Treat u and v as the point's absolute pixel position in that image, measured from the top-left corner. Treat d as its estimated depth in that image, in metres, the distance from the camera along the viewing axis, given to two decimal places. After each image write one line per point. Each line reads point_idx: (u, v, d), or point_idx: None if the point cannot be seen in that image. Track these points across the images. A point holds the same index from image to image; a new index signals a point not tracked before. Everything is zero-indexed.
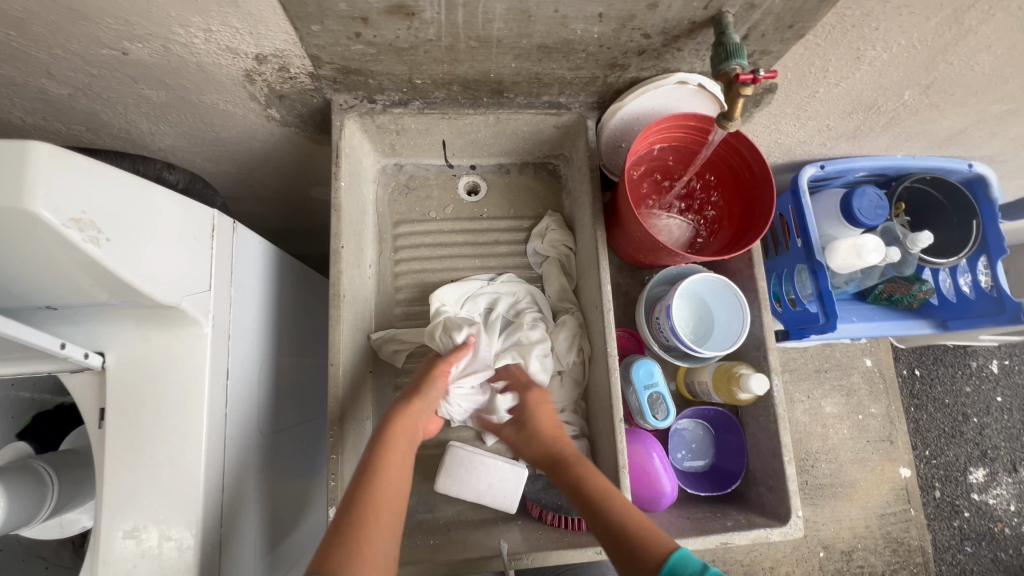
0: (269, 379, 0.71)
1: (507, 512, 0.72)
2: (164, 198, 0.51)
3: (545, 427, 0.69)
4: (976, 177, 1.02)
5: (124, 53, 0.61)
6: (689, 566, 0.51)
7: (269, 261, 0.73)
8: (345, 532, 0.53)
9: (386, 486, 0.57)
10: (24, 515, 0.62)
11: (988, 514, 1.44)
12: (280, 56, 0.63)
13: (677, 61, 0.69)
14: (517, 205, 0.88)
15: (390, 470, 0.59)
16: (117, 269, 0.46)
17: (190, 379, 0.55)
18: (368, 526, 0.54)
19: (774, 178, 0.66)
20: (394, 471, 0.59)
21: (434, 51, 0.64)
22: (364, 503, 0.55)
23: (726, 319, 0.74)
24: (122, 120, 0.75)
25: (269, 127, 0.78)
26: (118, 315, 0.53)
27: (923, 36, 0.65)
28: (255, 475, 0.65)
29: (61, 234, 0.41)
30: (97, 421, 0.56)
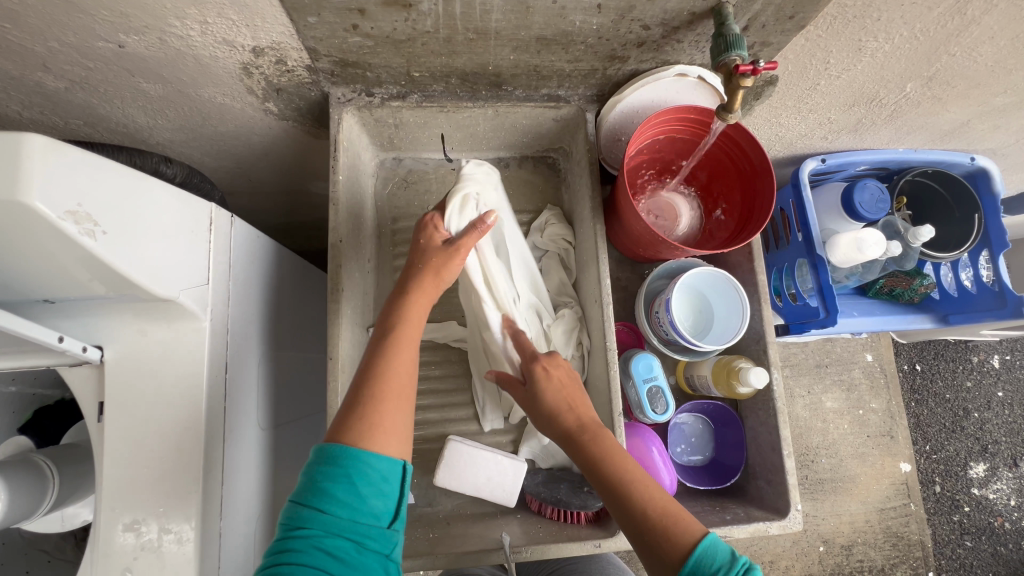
0: (269, 373, 0.71)
1: (506, 505, 0.72)
2: (160, 192, 0.51)
3: (557, 393, 0.63)
4: (978, 171, 1.01)
5: (121, 46, 0.61)
6: (718, 555, 0.50)
7: (268, 255, 0.73)
8: (360, 407, 0.54)
9: (401, 355, 0.59)
10: (26, 509, 0.63)
11: (988, 509, 1.44)
12: (277, 48, 0.63)
13: (676, 53, 0.68)
14: (517, 199, 0.88)
15: (402, 343, 0.59)
16: (113, 262, 0.45)
17: (189, 373, 0.55)
18: (383, 397, 0.55)
19: (774, 171, 0.65)
20: (405, 347, 0.60)
21: (432, 43, 0.64)
22: (380, 379, 0.56)
23: (726, 314, 0.74)
24: (120, 114, 0.75)
25: (267, 121, 0.78)
26: (116, 309, 0.53)
27: (925, 27, 0.64)
28: (255, 469, 0.65)
29: (57, 227, 0.41)
30: (96, 414, 0.56)
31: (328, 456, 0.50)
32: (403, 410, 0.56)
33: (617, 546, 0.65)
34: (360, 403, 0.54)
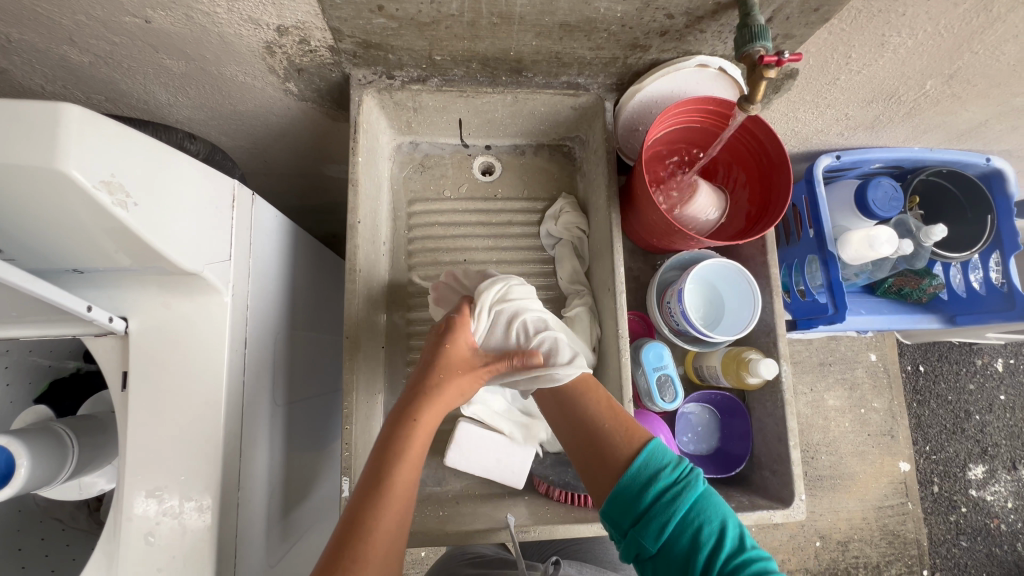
0: (284, 351, 0.72)
1: (514, 487, 0.74)
2: (187, 166, 0.52)
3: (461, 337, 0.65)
4: (993, 172, 1.01)
5: (147, 21, 0.61)
6: (663, 457, 0.58)
7: (285, 235, 0.74)
8: (348, 549, 0.50)
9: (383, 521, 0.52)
10: (48, 475, 0.64)
11: (984, 511, 1.46)
12: (301, 28, 0.63)
13: (699, 43, 0.68)
14: (532, 187, 0.88)
15: (395, 494, 0.54)
16: (142, 234, 0.46)
17: (212, 346, 0.56)
18: (369, 555, 0.50)
19: (791, 164, 0.66)
20: (399, 496, 0.54)
21: (455, 27, 0.64)
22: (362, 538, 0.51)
23: (739, 306, 0.74)
24: (142, 90, 0.76)
25: (286, 101, 0.78)
26: (143, 281, 0.54)
27: (949, 24, 0.64)
28: (270, 443, 0.66)
29: (92, 197, 0.42)
30: (120, 384, 0.57)
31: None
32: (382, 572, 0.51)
33: None
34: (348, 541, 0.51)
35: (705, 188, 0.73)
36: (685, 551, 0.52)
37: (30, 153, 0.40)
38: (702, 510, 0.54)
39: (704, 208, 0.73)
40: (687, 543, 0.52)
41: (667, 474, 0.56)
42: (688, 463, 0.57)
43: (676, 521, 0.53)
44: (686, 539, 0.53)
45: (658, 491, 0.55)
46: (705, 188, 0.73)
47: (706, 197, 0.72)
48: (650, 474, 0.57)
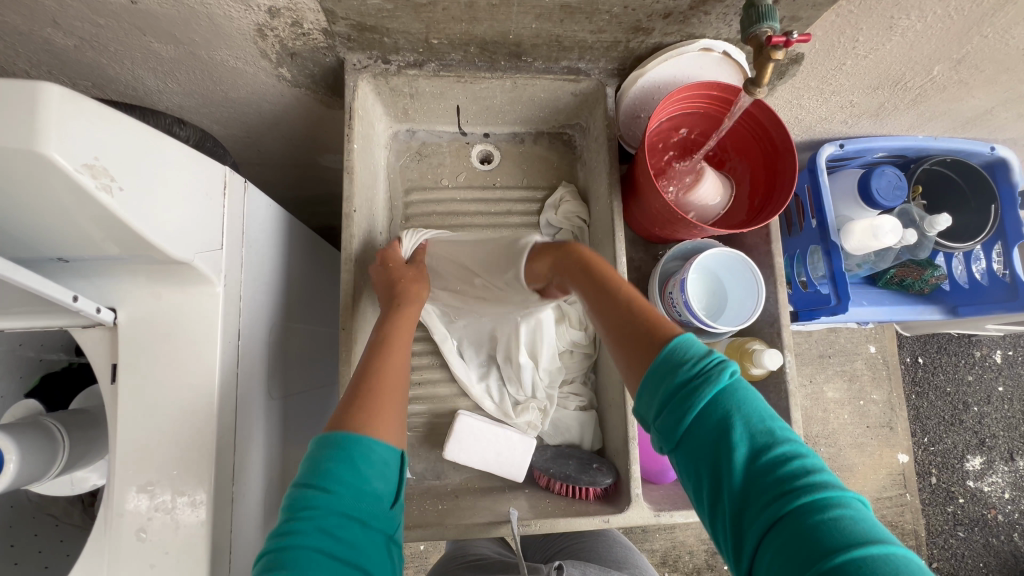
0: (279, 343, 0.71)
1: (514, 480, 0.73)
2: (176, 151, 0.50)
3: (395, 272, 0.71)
4: (997, 161, 1.00)
5: (133, 1, 0.59)
6: (692, 350, 0.45)
7: (279, 224, 0.72)
8: (363, 398, 0.54)
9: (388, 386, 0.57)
10: (35, 472, 0.63)
11: (982, 501, 1.46)
12: (293, 9, 0.61)
13: (703, 26, 0.66)
14: (531, 175, 0.87)
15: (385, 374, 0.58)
16: (129, 221, 0.45)
17: (205, 337, 0.55)
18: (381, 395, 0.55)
19: (797, 150, 0.64)
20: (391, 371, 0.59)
21: (452, 8, 0.62)
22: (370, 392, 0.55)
23: (742, 296, 0.73)
24: (130, 76, 0.74)
25: (279, 87, 0.76)
26: (132, 271, 0.53)
27: (960, 6, 0.63)
28: (266, 436, 0.65)
29: (74, 181, 0.40)
30: (109, 377, 0.55)
31: (319, 441, 0.49)
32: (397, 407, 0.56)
33: (625, 522, 0.66)
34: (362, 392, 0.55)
35: (709, 174, 0.71)
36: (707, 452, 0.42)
37: (8, 134, 0.38)
38: (729, 410, 0.42)
39: (708, 197, 0.71)
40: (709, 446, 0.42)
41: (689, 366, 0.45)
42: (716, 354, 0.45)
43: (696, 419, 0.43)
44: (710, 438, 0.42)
45: (678, 383, 0.44)
46: (710, 175, 0.71)
47: (710, 184, 0.71)
48: (671, 366, 0.45)
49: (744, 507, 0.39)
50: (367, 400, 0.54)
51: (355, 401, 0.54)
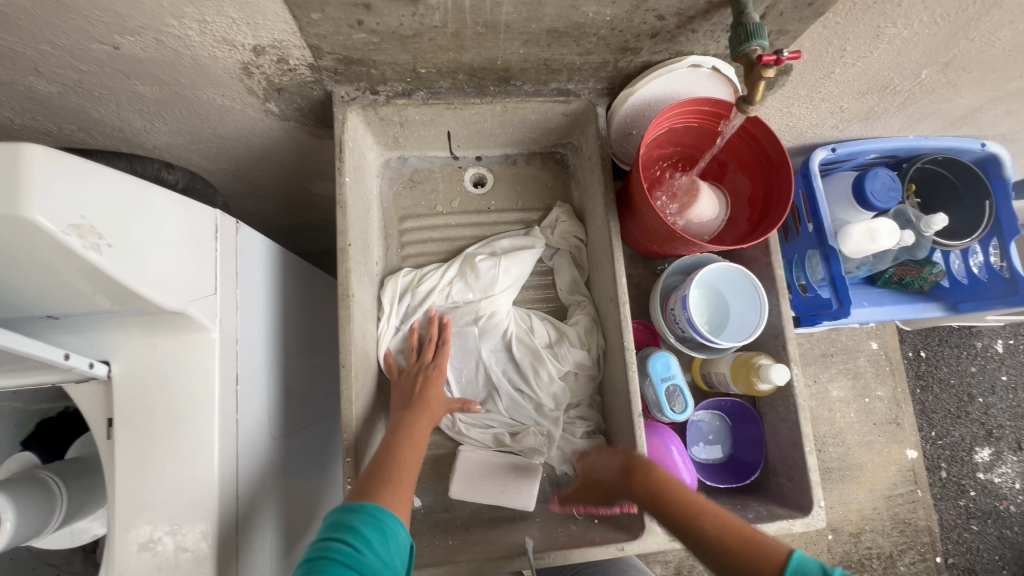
0: (278, 382, 0.69)
1: (525, 509, 0.71)
2: (164, 200, 0.49)
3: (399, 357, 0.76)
4: (988, 157, 1.00)
5: (115, 47, 0.59)
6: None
7: (273, 260, 0.71)
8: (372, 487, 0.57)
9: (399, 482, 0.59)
10: (35, 528, 0.61)
11: (993, 493, 1.45)
12: (278, 47, 0.61)
13: (690, 44, 0.66)
14: (525, 197, 0.86)
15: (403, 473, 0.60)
16: (118, 277, 0.43)
17: (200, 386, 0.53)
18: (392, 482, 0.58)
19: (791, 162, 0.64)
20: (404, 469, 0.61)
21: (439, 38, 0.62)
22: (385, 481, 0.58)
23: (742, 310, 0.72)
24: (116, 118, 0.73)
25: (267, 122, 0.76)
26: (123, 323, 0.51)
27: (946, 12, 0.63)
28: (269, 479, 0.64)
29: (61, 242, 0.39)
30: (105, 432, 0.54)
31: (342, 507, 0.54)
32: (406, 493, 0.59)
33: (640, 549, 0.64)
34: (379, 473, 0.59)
35: (706, 191, 0.71)
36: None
37: None
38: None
39: (705, 213, 0.70)
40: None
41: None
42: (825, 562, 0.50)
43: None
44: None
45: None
46: (706, 192, 0.71)
47: (707, 201, 0.70)
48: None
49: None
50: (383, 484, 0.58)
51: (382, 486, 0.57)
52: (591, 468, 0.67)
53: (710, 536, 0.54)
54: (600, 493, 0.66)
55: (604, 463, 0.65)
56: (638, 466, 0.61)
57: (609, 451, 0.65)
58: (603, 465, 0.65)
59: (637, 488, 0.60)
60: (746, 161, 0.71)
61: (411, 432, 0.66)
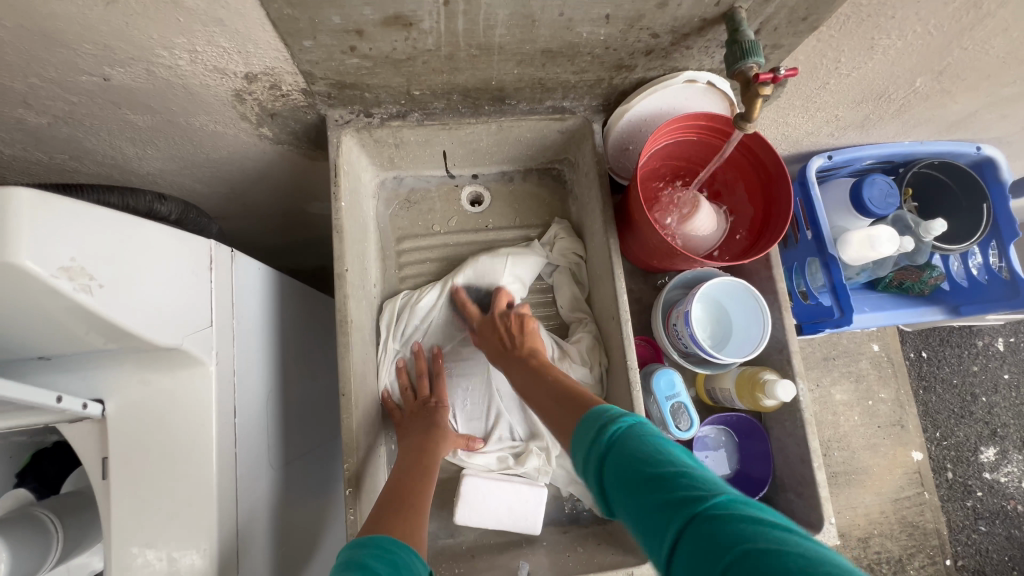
0: (277, 411, 0.68)
1: (532, 533, 0.70)
2: (158, 235, 0.48)
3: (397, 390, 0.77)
4: (984, 160, 1.00)
5: (105, 79, 0.58)
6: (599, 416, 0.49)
7: (270, 287, 0.70)
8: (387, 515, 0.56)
9: (415, 515, 0.58)
10: (30, 569, 0.59)
11: (1000, 493, 1.44)
12: (271, 73, 0.60)
13: (685, 60, 0.66)
14: (523, 214, 0.85)
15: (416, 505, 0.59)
16: (111, 317, 0.42)
17: (198, 422, 0.52)
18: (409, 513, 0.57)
19: (790, 176, 0.64)
20: (417, 501, 0.60)
21: (432, 61, 0.61)
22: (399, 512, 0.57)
23: (746, 325, 0.72)
24: (108, 146, 0.72)
25: (261, 146, 0.75)
26: (118, 360, 0.50)
27: (939, 23, 0.63)
28: (270, 512, 0.62)
29: (51, 286, 0.38)
30: (101, 472, 0.53)
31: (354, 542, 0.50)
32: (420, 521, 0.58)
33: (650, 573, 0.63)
34: (394, 505, 0.58)
35: (707, 206, 0.70)
36: (630, 481, 0.42)
37: None
38: (630, 443, 0.44)
39: (705, 228, 0.70)
40: (626, 480, 0.42)
41: (601, 420, 0.48)
42: (622, 408, 0.48)
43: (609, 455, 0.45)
44: (618, 475, 0.43)
45: (591, 440, 0.47)
46: (707, 207, 0.70)
47: (708, 216, 0.70)
48: (586, 421, 0.50)
49: (667, 540, 0.37)
50: (399, 514, 0.57)
51: (395, 516, 0.56)
52: (493, 318, 0.75)
53: (562, 386, 0.59)
54: (493, 337, 0.73)
55: (507, 327, 0.73)
56: (529, 344, 0.70)
57: (516, 321, 0.73)
58: (498, 325, 0.74)
59: (522, 357, 0.68)
60: (745, 175, 0.71)
61: (420, 460, 0.66)
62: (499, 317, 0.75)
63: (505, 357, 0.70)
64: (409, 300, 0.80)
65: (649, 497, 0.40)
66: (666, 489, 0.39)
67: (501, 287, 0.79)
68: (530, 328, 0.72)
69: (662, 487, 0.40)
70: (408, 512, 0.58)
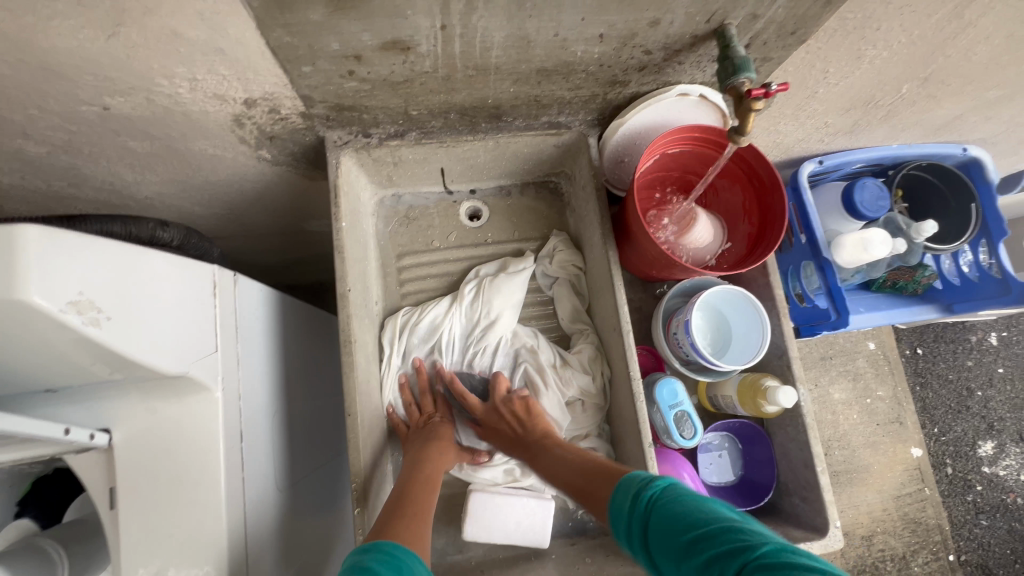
0: (282, 432, 0.68)
1: (540, 547, 0.70)
2: (163, 264, 0.49)
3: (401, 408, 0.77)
4: (971, 162, 1.01)
5: (105, 108, 0.58)
6: (633, 483, 0.52)
7: (272, 308, 0.70)
8: (390, 524, 0.56)
9: (418, 524, 0.57)
10: None
11: (1000, 486, 1.45)
12: (270, 98, 0.61)
13: (677, 74, 0.67)
14: (522, 227, 0.86)
15: (420, 515, 0.59)
16: (118, 348, 0.43)
17: (205, 448, 0.52)
18: (411, 522, 0.57)
19: (784, 186, 0.65)
20: (420, 511, 0.60)
21: (430, 82, 0.62)
22: (401, 521, 0.57)
23: (745, 332, 0.73)
24: (107, 172, 0.72)
25: (260, 168, 0.75)
26: (125, 390, 0.51)
27: (923, 33, 0.64)
28: (279, 535, 0.62)
29: (59, 321, 0.39)
30: (108, 502, 0.53)
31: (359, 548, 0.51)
32: (423, 529, 0.57)
33: None
34: (396, 515, 0.58)
35: (704, 219, 0.71)
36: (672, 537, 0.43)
37: None
38: (665, 500, 0.47)
39: (703, 242, 0.71)
40: (670, 533, 0.44)
41: (637, 484, 0.51)
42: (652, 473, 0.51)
43: (651, 513, 0.47)
44: (661, 534, 0.45)
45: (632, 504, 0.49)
46: (704, 220, 0.71)
47: (705, 230, 0.71)
48: (621, 490, 0.52)
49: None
50: (401, 523, 0.56)
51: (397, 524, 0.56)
52: (495, 404, 0.74)
53: (584, 467, 0.60)
54: (500, 428, 0.73)
55: (511, 413, 0.72)
56: (540, 428, 0.70)
57: (517, 405, 0.72)
58: (500, 413, 0.73)
59: (535, 443, 0.68)
60: (741, 186, 0.72)
61: (427, 465, 0.67)
62: (501, 403, 0.73)
63: (521, 445, 0.70)
64: (409, 316, 0.80)
65: (690, 551, 0.41)
66: (705, 539, 0.41)
67: (496, 372, 0.77)
68: (534, 411, 0.71)
69: (697, 538, 0.41)
70: (409, 522, 0.57)
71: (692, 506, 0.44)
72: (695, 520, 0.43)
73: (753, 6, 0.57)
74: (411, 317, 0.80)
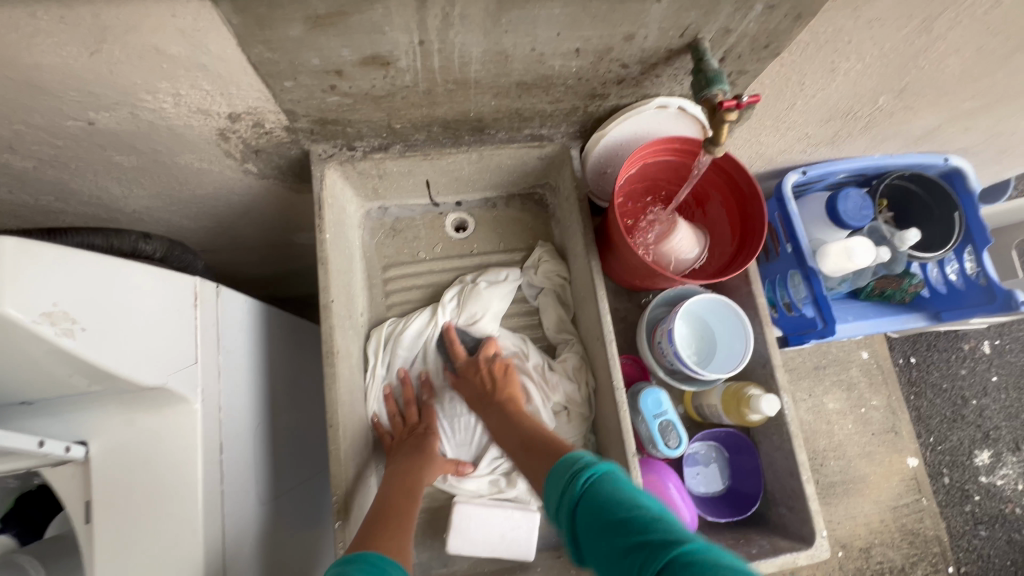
0: (265, 444, 0.68)
1: (525, 560, 0.70)
2: (143, 275, 0.49)
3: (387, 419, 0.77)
4: (953, 170, 1.03)
5: (90, 122, 0.59)
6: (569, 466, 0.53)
7: (256, 320, 0.71)
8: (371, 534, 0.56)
9: (400, 533, 0.57)
10: None
11: (997, 496, 1.44)
12: (254, 112, 0.62)
13: (656, 87, 0.69)
14: (507, 238, 0.87)
15: (402, 525, 0.59)
16: (95, 360, 0.43)
17: (183, 460, 0.52)
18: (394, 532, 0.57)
19: (762, 194, 0.66)
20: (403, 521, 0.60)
21: (411, 96, 0.63)
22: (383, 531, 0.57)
23: (728, 341, 0.73)
24: (94, 186, 0.73)
25: (246, 181, 0.76)
26: (103, 401, 0.51)
27: (894, 46, 0.66)
28: (260, 549, 0.61)
29: (34, 332, 0.39)
30: (84, 515, 0.52)
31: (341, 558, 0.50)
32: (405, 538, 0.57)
33: None
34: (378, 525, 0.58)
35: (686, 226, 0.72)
36: (601, 533, 0.45)
37: None
38: (598, 487, 0.49)
39: (685, 248, 0.71)
40: (598, 521, 0.46)
41: (576, 465, 0.52)
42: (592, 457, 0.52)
43: (581, 496, 0.49)
44: (588, 520, 0.47)
45: (564, 491, 0.51)
46: (685, 226, 0.72)
47: (686, 236, 0.71)
48: (563, 464, 0.54)
49: None
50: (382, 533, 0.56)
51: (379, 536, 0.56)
52: (477, 362, 0.78)
53: (530, 436, 0.64)
54: (474, 379, 0.77)
55: (488, 373, 0.76)
56: (507, 392, 0.73)
57: (497, 366, 0.76)
58: (479, 373, 0.77)
59: (500, 403, 0.72)
60: (721, 194, 0.72)
61: (409, 475, 0.67)
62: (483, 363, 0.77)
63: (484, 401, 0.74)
64: (395, 327, 0.80)
65: (619, 541, 0.43)
66: (631, 538, 0.42)
67: (492, 335, 0.81)
68: (510, 375, 0.75)
69: (628, 533, 0.43)
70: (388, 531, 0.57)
71: (624, 499, 0.46)
72: (623, 512, 0.44)
73: (724, 21, 0.58)
74: (396, 330, 0.80)
